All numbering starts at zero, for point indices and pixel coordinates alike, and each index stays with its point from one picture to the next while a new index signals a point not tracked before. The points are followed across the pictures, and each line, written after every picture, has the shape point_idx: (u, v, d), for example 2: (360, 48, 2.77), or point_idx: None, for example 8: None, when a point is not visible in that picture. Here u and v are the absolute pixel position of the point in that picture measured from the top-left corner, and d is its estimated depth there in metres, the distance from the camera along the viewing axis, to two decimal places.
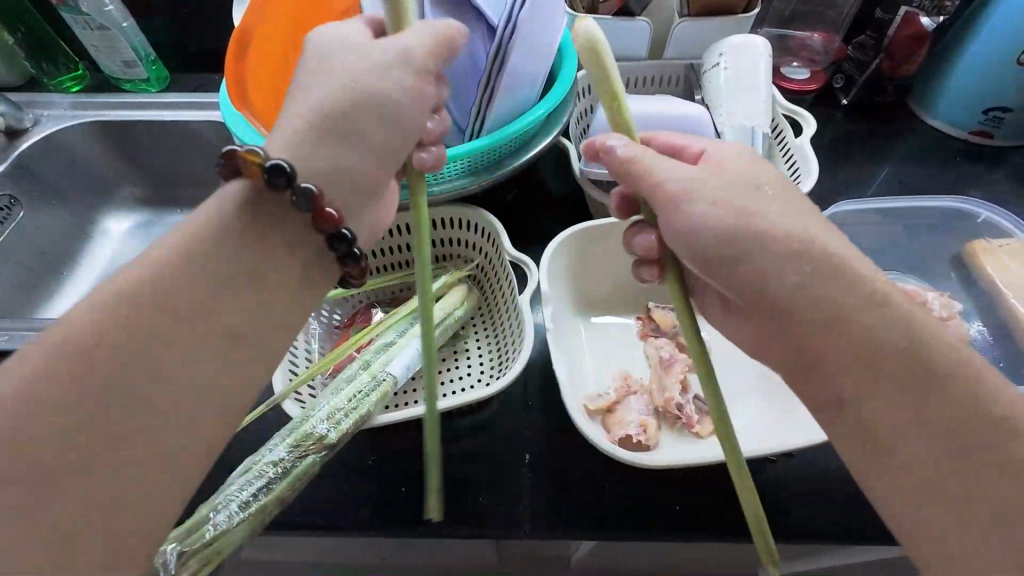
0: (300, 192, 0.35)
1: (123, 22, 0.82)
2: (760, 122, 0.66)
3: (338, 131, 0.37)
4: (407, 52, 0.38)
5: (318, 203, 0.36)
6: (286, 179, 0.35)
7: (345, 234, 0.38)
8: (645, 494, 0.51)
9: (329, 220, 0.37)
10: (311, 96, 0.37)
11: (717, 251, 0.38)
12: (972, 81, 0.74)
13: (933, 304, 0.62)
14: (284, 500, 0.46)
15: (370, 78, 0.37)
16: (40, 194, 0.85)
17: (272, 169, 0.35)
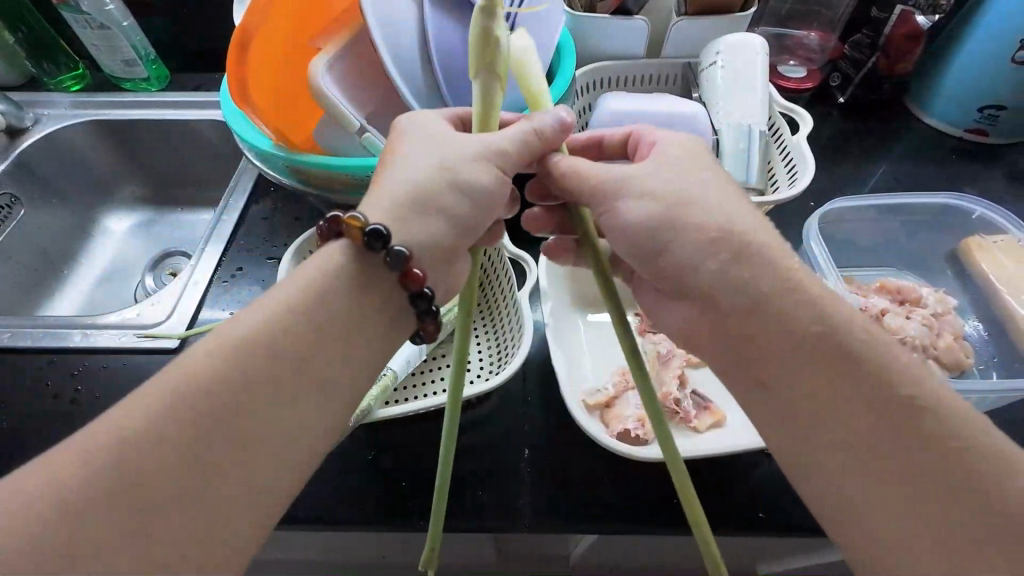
0: (394, 255, 0.37)
1: (123, 22, 0.82)
2: (757, 120, 0.67)
3: (431, 207, 0.39)
4: (496, 147, 0.40)
5: (408, 265, 0.38)
6: (383, 242, 0.37)
7: (428, 293, 0.39)
8: (644, 487, 0.51)
9: (414, 279, 0.38)
10: (411, 173, 0.39)
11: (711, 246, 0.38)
12: (967, 79, 0.75)
13: (928, 300, 0.62)
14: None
15: (462, 166, 0.40)
16: (40, 194, 0.86)
17: (371, 234, 0.36)
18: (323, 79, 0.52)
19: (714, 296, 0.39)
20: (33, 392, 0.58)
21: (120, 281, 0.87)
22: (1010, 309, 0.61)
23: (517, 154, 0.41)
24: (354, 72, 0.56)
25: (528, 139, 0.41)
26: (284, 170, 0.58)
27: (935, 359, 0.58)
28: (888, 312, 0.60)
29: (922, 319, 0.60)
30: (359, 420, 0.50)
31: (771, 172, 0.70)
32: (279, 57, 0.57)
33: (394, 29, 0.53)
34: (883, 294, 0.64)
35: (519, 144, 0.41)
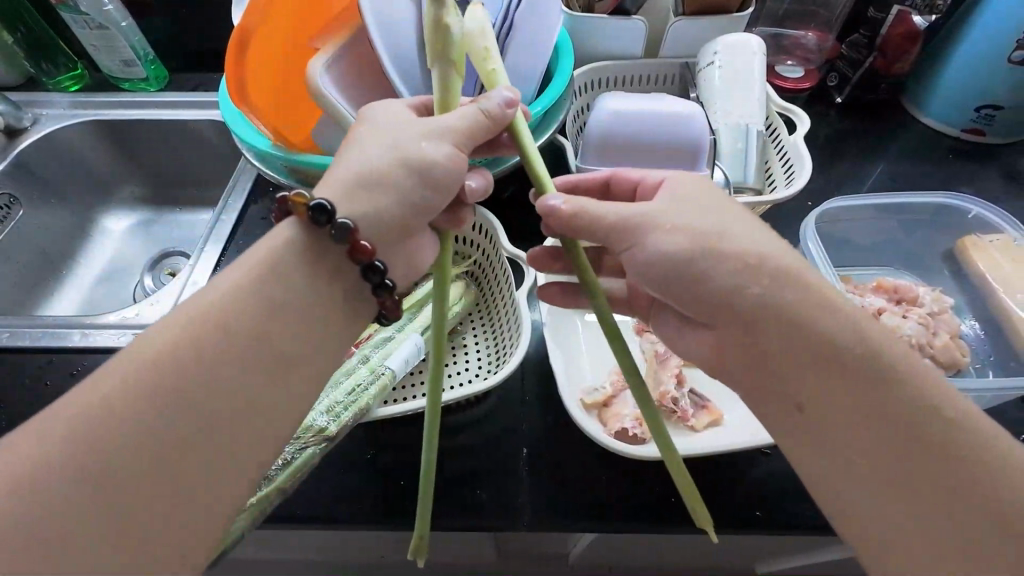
0: (337, 227, 0.37)
1: (122, 22, 0.82)
2: (754, 120, 0.67)
3: (374, 186, 0.39)
4: (444, 125, 0.40)
5: (353, 237, 0.38)
6: (327, 216, 0.37)
7: (379, 266, 0.39)
8: (642, 485, 0.52)
9: (362, 251, 0.38)
10: (357, 155, 0.40)
11: (706, 246, 0.39)
12: (963, 79, 0.75)
13: (925, 299, 0.62)
14: (285, 492, 0.47)
15: (410, 142, 0.39)
16: (40, 193, 0.86)
17: (315, 207, 0.37)
18: (322, 79, 0.52)
19: (710, 294, 0.39)
20: (33, 392, 0.58)
21: (119, 280, 0.87)
22: (1006, 307, 0.61)
23: (469, 133, 0.40)
24: (352, 71, 0.56)
25: (482, 117, 0.40)
26: (282, 169, 0.58)
27: (931, 358, 0.58)
28: (885, 311, 0.61)
29: (919, 318, 0.60)
30: (357, 419, 0.50)
31: (768, 171, 0.70)
32: (278, 57, 0.58)
33: (392, 29, 0.53)
34: (880, 293, 0.64)
35: (472, 122, 0.40)
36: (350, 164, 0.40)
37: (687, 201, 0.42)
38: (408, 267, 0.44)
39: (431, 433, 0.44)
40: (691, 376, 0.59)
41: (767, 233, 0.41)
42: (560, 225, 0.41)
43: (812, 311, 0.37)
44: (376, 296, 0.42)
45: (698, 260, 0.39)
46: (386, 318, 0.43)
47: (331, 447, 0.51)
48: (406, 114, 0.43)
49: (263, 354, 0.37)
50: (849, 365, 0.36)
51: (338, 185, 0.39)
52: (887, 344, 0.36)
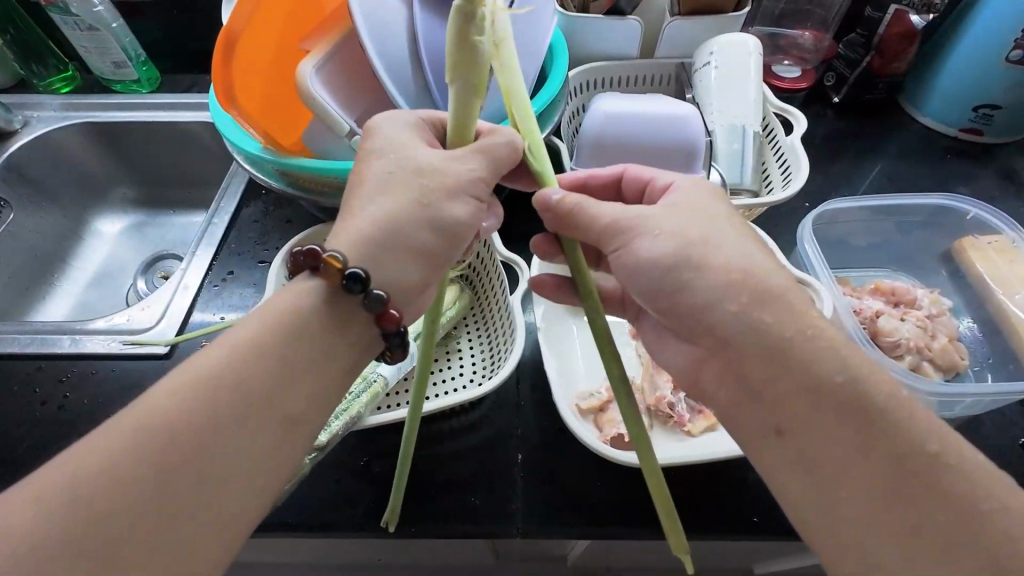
0: (372, 298, 0.38)
1: (114, 23, 0.81)
2: (750, 121, 0.67)
3: (397, 243, 0.39)
4: (468, 180, 0.41)
5: (385, 306, 0.39)
6: (361, 285, 0.38)
7: (403, 331, 0.40)
8: (637, 491, 0.51)
9: (390, 320, 0.39)
10: (378, 205, 0.39)
11: (694, 249, 0.39)
12: (960, 79, 0.75)
13: (922, 301, 0.62)
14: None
15: (437, 194, 0.40)
16: (31, 196, 0.85)
17: (350, 277, 0.37)
18: (311, 81, 0.51)
19: (702, 299, 0.39)
20: (22, 399, 0.58)
21: (112, 283, 0.86)
22: (1002, 309, 0.61)
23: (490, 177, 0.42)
24: (343, 73, 0.55)
25: (502, 158, 0.42)
26: (272, 172, 0.57)
27: (929, 361, 0.58)
28: (882, 313, 0.60)
29: (916, 319, 0.60)
30: (348, 427, 0.50)
31: (765, 172, 0.69)
32: (265, 58, 0.57)
33: (383, 31, 0.53)
34: (877, 295, 0.63)
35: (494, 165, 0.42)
36: (373, 215, 0.39)
37: (675, 206, 0.41)
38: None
39: (408, 437, 0.45)
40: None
41: (751, 240, 0.41)
42: (556, 223, 0.41)
43: (799, 317, 0.37)
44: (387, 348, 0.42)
45: (688, 262, 0.38)
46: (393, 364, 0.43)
47: (321, 456, 0.50)
48: (421, 151, 0.42)
49: (249, 360, 0.36)
50: (841, 371, 0.35)
51: (364, 241, 0.39)
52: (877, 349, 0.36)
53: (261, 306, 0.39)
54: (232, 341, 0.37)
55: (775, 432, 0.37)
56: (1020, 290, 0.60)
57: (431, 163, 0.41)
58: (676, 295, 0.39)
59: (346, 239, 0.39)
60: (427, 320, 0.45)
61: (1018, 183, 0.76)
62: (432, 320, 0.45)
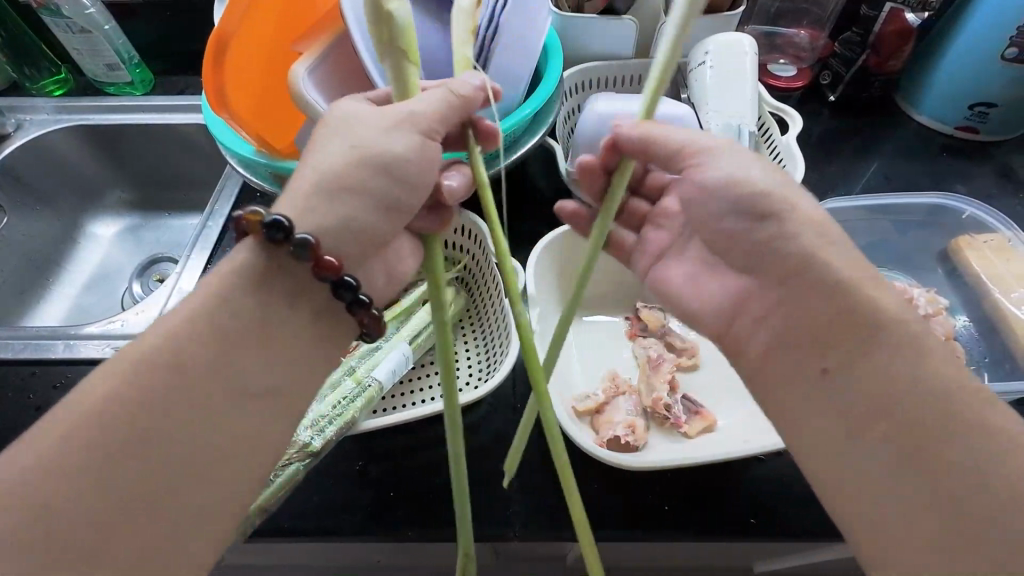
0: (297, 243, 0.37)
1: (106, 26, 0.81)
2: (746, 118, 0.65)
3: (347, 191, 0.39)
4: (413, 115, 0.40)
5: (315, 252, 0.37)
6: (284, 232, 0.37)
7: (350, 281, 0.39)
8: (635, 492, 0.51)
9: (328, 267, 0.38)
10: (318, 162, 0.39)
11: (782, 193, 0.40)
12: (956, 77, 0.75)
13: (920, 301, 0.61)
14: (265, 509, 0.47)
15: (386, 142, 0.39)
16: (27, 200, 0.85)
17: (270, 224, 0.37)
18: (303, 83, 0.51)
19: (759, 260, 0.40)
20: (15, 405, 0.57)
21: (107, 287, 0.86)
22: (1000, 308, 0.60)
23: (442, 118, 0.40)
24: (335, 74, 0.55)
25: (452, 107, 0.40)
26: (268, 176, 0.57)
27: None
28: None
29: None
30: (341, 434, 0.50)
31: None
32: (257, 62, 0.56)
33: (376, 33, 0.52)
34: None
35: (447, 108, 0.40)
36: (311, 174, 0.39)
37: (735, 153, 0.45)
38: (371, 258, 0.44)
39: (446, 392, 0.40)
40: (699, 377, 0.60)
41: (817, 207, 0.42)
42: (627, 138, 0.43)
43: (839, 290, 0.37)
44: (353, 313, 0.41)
45: (774, 197, 0.40)
46: (370, 335, 0.42)
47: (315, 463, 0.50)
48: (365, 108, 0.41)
49: None
50: None
51: (336, 199, 0.39)
52: (907, 340, 0.35)
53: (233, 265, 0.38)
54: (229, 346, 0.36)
55: (821, 371, 0.38)
56: (1017, 288, 0.60)
57: (373, 115, 0.40)
58: (748, 226, 0.41)
59: (315, 209, 0.39)
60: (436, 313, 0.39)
61: (1015, 181, 0.76)
62: (439, 321, 0.39)
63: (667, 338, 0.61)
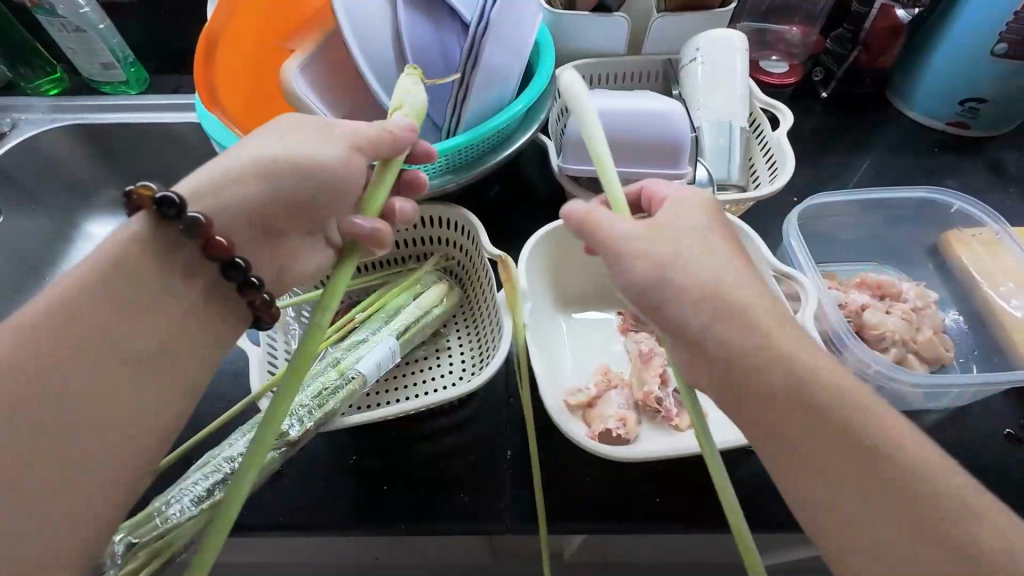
0: (188, 222, 0.36)
1: (100, 25, 0.81)
2: (736, 116, 0.66)
3: (284, 172, 0.41)
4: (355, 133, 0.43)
5: (206, 230, 0.36)
6: (177, 209, 0.35)
7: (239, 262, 0.38)
8: (628, 486, 0.51)
9: (218, 247, 0.37)
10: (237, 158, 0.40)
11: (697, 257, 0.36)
12: (947, 74, 0.75)
13: (908, 294, 0.60)
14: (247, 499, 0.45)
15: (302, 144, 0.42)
16: (20, 199, 0.86)
17: (162, 201, 0.35)
18: (296, 80, 0.51)
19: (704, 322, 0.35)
20: None
21: None
22: (990, 301, 0.60)
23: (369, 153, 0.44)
24: (329, 71, 0.55)
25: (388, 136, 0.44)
26: None
27: (915, 353, 0.56)
28: (868, 307, 0.57)
29: (901, 313, 0.57)
30: (323, 426, 0.48)
31: (752, 168, 0.69)
32: (249, 59, 0.56)
33: (369, 27, 0.52)
34: (863, 289, 0.61)
35: (375, 140, 0.43)
36: (243, 157, 0.40)
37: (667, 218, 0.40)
38: (258, 245, 0.42)
39: (275, 409, 0.34)
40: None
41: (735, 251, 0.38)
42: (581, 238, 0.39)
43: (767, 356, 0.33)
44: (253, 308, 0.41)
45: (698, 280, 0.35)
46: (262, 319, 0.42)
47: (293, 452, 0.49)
48: (308, 121, 0.44)
49: None
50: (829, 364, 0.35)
51: (237, 187, 0.39)
52: None
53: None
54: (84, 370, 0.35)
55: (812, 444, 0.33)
56: (1005, 283, 0.61)
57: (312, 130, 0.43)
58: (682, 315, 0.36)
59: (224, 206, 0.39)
60: (310, 326, 0.36)
61: (1006, 176, 0.76)
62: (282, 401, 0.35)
63: None
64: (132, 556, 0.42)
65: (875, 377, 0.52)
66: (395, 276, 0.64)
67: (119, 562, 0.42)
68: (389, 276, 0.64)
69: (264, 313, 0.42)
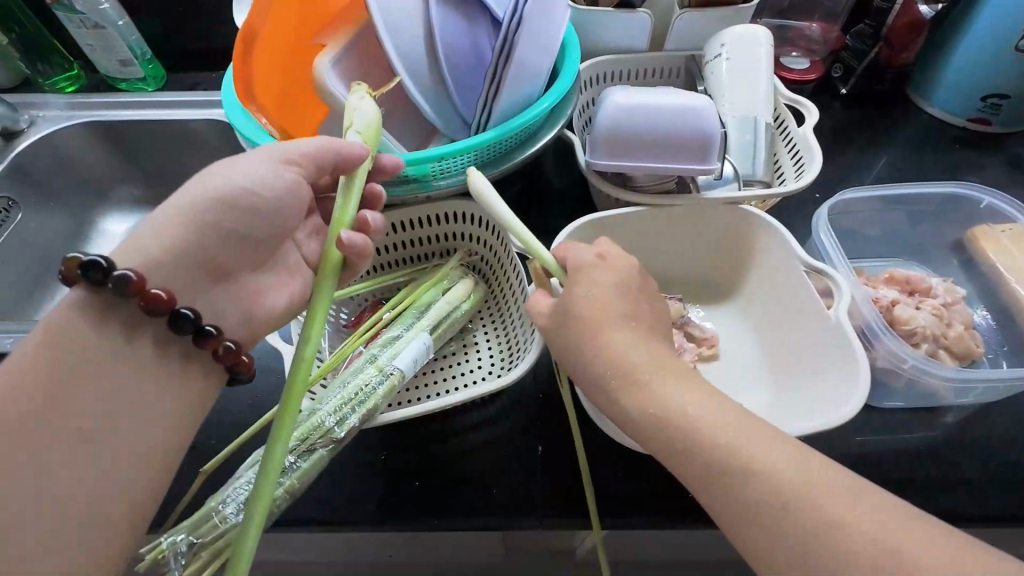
0: (116, 280, 0.37)
1: (119, 21, 0.81)
2: (762, 112, 0.66)
3: (224, 204, 0.43)
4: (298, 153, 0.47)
5: (135, 286, 0.38)
6: (102, 271, 0.37)
7: (185, 312, 0.40)
8: (657, 482, 0.51)
9: (155, 299, 0.39)
10: (174, 202, 0.42)
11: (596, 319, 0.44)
12: (970, 70, 0.75)
13: (937, 289, 0.60)
14: (291, 494, 0.45)
15: (236, 175, 0.44)
16: (39, 194, 0.86)
17: (89, 264, 0.37)
18: (328, 74, 0.51)
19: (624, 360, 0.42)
20: None
21: None
22: (1018, 297, 0.60)
23: (310, 166, 0.47)
24: (359, 67, 0.55)
25: (326, 150, 0.47)
26: None
27: (944, 349, 0.56)
28: (898, 303, 0.58)
29: (931, 309, 0.57)
30: (365, 422, 0.48)
31: (777, 164, 0.69)
32: (281, 54, 0.56)
33: (402, 21, 0.52)
34: (892, 285, 0.61)
35: (312, 152, 0.47)
36: (182, 197, 0.43)
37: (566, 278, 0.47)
38: (216, 286, 0.45)
39: (279, 424, 0.39)
40: (722, 368, 0.60)
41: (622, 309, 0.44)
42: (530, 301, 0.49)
43: (699, 388, 0.40)
44: (218, 359, 0.43)
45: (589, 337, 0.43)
46: (231, 368, 0.43)
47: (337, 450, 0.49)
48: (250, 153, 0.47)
49: None
50: None
51: (185, 224, 0.42)
52: None
53: (79, 304, 0.38)
54: (100, 384, 0.37)
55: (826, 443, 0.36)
56: None
57: (241, 157, 0.46)
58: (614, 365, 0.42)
59: (163, 255, 0.41)
60: (295, 357, 0.41)
61: None
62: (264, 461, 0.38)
63: (687, 329, 0.62)
64: (195, 556, 0.43)
65: (911, 371, 0.52)
66: (422, 272, 0.64)
67: (181, 563, 0.43)
68: (416, 272, 0.64)
69: (232, 361, 0.43)
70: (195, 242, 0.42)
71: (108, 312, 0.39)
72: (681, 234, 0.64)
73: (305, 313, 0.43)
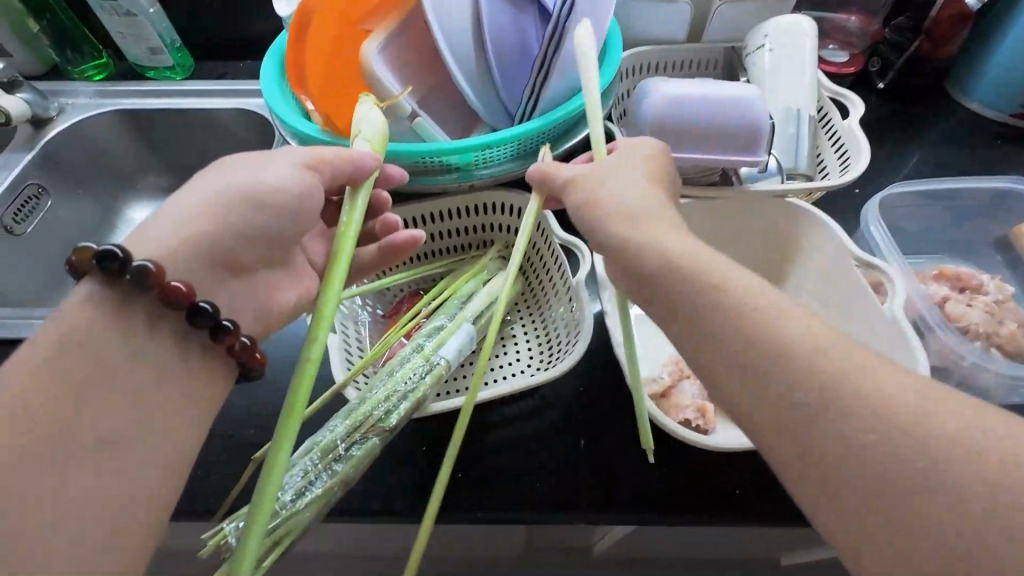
0: (134, 271, 0.35)
1: (150, 9, 0.80)
2: (806, 105, 0.64)
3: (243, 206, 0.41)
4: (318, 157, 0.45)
5: (154, 277, 0.36)
6: (117, 262, 0.35)
7: (203, 306, 0.37)
8: (702, 477, 0.50)
9: (175, 292, 0.36)
10: (189, 202, 0.41)
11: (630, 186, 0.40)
12: (1015, 64, 0.74)
13: (988, 286, 0.59)
14: (346, 483, 0.45)
15: (255, 178, 0.42)
16: (68, 183, 0.86)
17: (103, 254, 0.35)
18: (374, 59, 0.51)
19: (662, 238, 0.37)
20: None
21: None
22: None
23: (327, 174, 0.45)
24: (405, 52, 0.54)
25: (343, 161, 0.45)
26: None
27: (998, 348, 0.55)
28: (949, 299, 0.57)
29: (984, 306, 0.56)
30: (416, 411, 0.48)
31: (820, 157, 0.68)
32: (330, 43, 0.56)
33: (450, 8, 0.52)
34: (942, 281, 0.60)
35: (330, 159, 0.44)
36: (199, 195, 0.41)
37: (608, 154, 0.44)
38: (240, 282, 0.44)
39: (283, 431, 0.35)
40: None
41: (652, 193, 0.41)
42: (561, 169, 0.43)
43: None
44: (237, 356, 0.40)
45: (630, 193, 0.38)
46: (248, 367, 0.40)
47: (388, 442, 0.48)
48: (266, 154, 0.45)
49: None
50: None
51: (220, 214, 0.41)
52: None
53: (115, 280, 0.36)
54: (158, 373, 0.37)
55: None
56: None
57: (250, 160, 0.44)
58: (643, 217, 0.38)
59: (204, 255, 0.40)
60: (300, 360, 0.37)
61: None
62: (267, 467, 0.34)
63: None
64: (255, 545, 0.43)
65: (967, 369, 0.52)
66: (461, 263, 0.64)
67: None
68: (455, 263, 0.64)
69: (247, 358, 0.40)
70: (215, 236, 0.40)
71: (128, 298, 0.37)
72: (723, 228, 0.63)
73: (313, 314, 0.39)
